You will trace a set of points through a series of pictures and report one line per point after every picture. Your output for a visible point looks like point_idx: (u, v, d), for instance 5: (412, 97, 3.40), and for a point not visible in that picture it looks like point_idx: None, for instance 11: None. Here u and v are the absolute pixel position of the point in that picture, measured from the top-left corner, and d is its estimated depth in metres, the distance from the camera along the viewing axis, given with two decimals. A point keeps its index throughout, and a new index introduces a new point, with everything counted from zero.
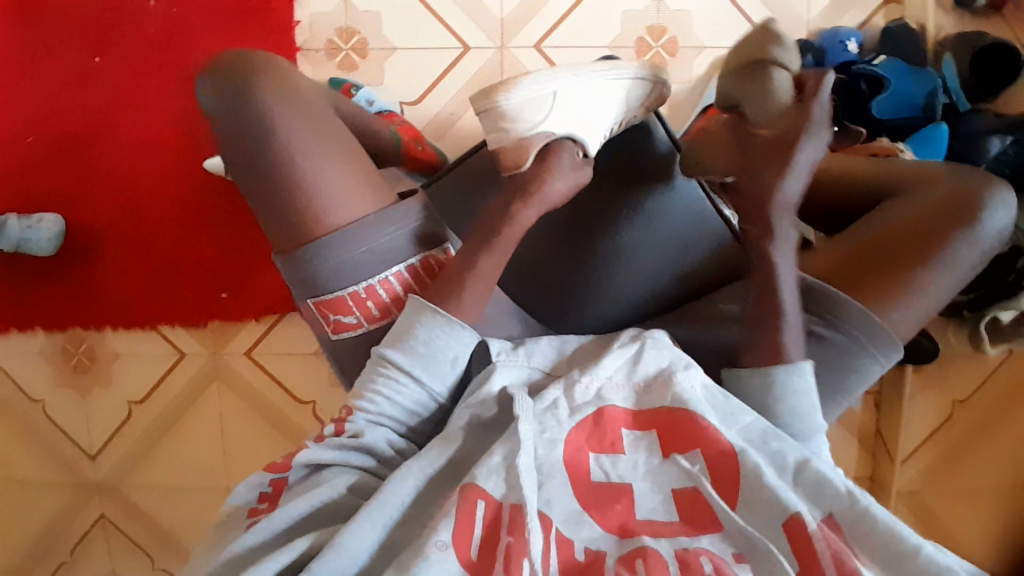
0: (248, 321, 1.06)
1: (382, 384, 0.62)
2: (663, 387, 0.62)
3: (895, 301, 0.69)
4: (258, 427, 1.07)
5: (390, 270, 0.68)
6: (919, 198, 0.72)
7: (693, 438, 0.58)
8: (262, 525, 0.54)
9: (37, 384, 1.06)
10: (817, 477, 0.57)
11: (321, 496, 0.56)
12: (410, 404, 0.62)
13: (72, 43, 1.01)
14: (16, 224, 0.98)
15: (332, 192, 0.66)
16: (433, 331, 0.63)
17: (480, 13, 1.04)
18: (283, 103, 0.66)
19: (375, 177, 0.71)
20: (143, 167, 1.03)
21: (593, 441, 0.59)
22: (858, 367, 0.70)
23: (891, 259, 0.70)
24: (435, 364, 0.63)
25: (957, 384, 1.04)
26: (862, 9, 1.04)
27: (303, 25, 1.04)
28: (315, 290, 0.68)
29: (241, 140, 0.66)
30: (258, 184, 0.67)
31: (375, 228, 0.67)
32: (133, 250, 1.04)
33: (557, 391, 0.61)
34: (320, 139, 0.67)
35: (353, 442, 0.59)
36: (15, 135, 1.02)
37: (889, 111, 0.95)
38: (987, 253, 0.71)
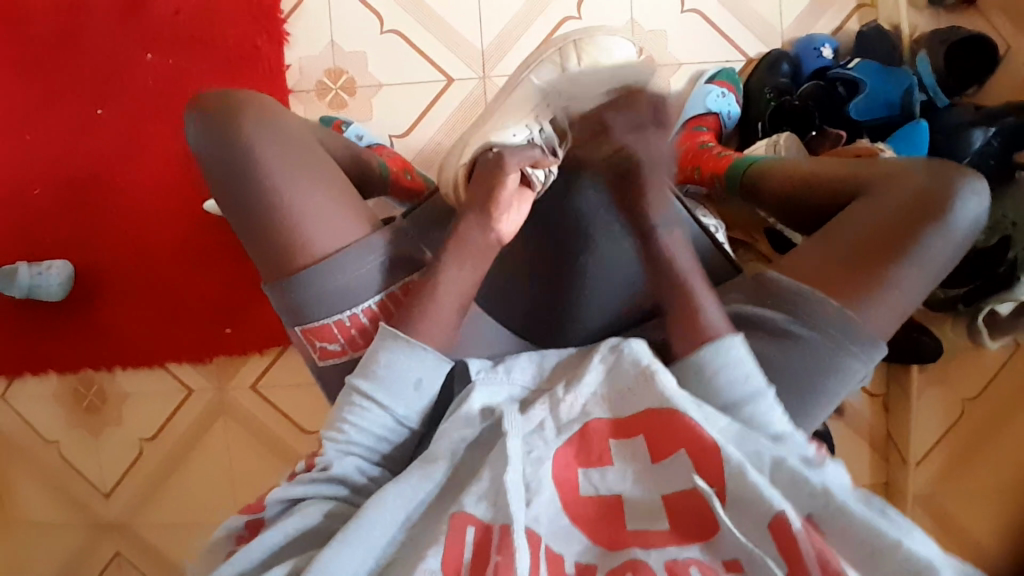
0: (252, 354, 1.09)
1: (349, 412, 0.61)
2: (646, 386, 0.59)
3: (869, 293, 0.68)
4: (264, 458, 1.09)
5: (370, 297, 0.69)
6: (891, 196, 0.71)
7: (676, 436, 0.56)
8: (239, 555, 0.56)
9: (52, 425, 1.10)
10: (794, 476, 0.54)
11: (298, 523, 0.57)
12: (376, 429, 0.61)
13: (77, 99, 1.07)
14: (27, 271, 1.03)
15: (316, 222, 0.68)
16: (395, 354, 0.61)
17: (461, 46, 1.08)
18: (265, 137, 0.69)
19: (358, 205, 0.73)
20: (146, 210, 1.08)
21: (581, 455, 0.58)
22: (838, 367, 0.69)
23: (866, 251, 0.69)
24: (397, 389, 0.61)
25: (964, 381, 1.02)
26: (838, 11, 1.05)
27: (294, 69, 1.09)
28: (300, 320, 0.69)
29: (224, 172, 0.69)
30: (236, 214, 0.69)
31: (353, 256, 0.68)
32: (138, 290, 1.08)
33: (544, 410, 0.60)
34: (301, 167, 0.70)
35: (323, 475, 0.60)
36: (26, 187, 1.08)
37: (866, 112, 0.96)
38: (961, 245, 0.70)
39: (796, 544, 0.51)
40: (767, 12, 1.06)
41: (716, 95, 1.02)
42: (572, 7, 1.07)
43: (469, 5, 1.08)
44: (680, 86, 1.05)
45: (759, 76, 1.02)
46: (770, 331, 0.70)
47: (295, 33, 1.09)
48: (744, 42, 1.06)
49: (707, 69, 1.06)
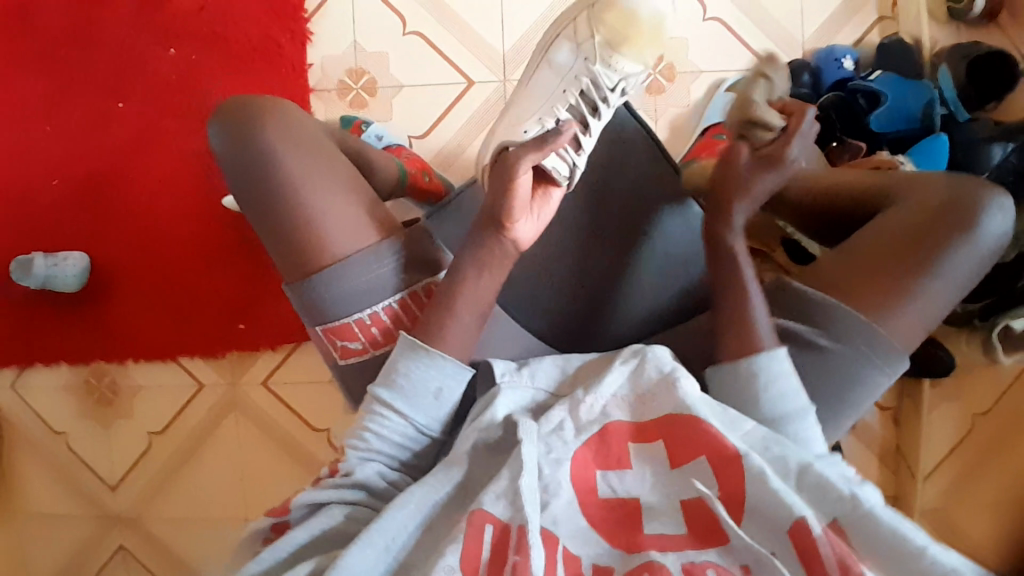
0: (266, 350, 1.09)
1: (370, 422, 0.62)
2: (667, 391, 0.59)
3: (895, 306, 0.68)
4: (274, 456, 1.08)
5: (390, 297, 0.69)
6: (916, 206, 0.71)
7: (697, 444, 0.56)
8: (264, 553, 0.55)
9: (61, 416, 1.09)
10: (819, 481, 0.55)
11: (320, 525, 0.57)
12: (395, 438, 0.62)
13: (98, 91, 1.08)
14: (42, 263, 1.03)
15: (335, 224, 0.68)
16: (414, 363, 0.62)
17: (483, 49, 1.08)
18: (283, 137, 0.69)
19: (376, 205, 0.73)
20: (163, 204, 1.08)
21: (600, 457, 0.57)
22: (861, 376, 0.69)
23: (893, 263, 0.69)
24: (417, 396, 0.62)
25: (976, 395, 1.03)
26: (856, 26, 1.05)
27: (315, 68, 1.09)
28: (322, 319, 0.69)
29: (244, 168, 0.69)
30: (261, 210, 0.69)
31: (375, 255, 0.69)
32: (152, 284, 1.08)
33: (562, 411, 0.59)
34: (319, 168, 0.69)
35: (346, 480, 0.60)
36: (44, 178, 1.08)
37: (886, 124, 0.96)
38: (987, 260, 0.70)
39: (816, 549, 0.51)
40: (788, 24, 1.06)
41: None
42: None
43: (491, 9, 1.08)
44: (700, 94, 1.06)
45: None
46: (797, 342, 0.70)
47: (318, 31, 1.09)
48: (765, 51, 1.06)
49: (727, 78, 1.06)
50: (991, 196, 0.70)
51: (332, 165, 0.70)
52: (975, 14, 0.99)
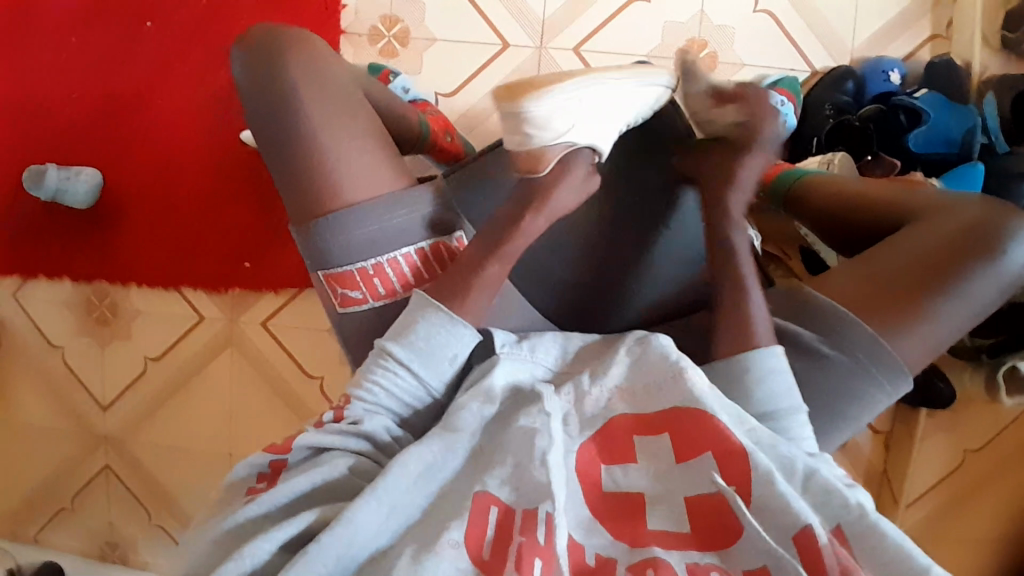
0: (267, 292, 1.08)
1: (377, 373, 0.60)
2: (674, 380, 0.57)
3: (905, 323, 0.68)
4: (266, 398, 1.09)
5: (399, 250, 0.68)
6: (938, 226, 0.71)
7: (704, 436, 0.54)
8: (266, 496, 0.52)
9: (60, 331, 1.10)
10: (825, 487, 0.53)
11: (323, 474, 0.54)
12: (402, 393, 0.60)
13: (127, 7, 1.05)
14: (55, 175, 1.02)
15: (348, 172, 0.67)
16: (435, 328, 0.61)
17: (524, 12, 1.04)
18: (307, 79, 0.67)
19: (393, 159, 0.71)
20: (181, 132, 1.06)
21: (604, 454, 0.56)
22: (861, 393, 0.68)
23: (909, 282, 0.69)
24: (433, 360, 0.60)
25: (970, 431, 1.02)
26: (911, 37, 1.02)
27: (350, 10, 1.05)
28: (324, 265, 0.68)
29: (268, 114, 0.68)
30: (280, 159, 0.68)
31: (388, 205, 0.67)
32: (162, 210, 1.07)
33: (566, 401, 0.59)
34: (339, 114, 0.68)
35: (352, 428, 0.57)
36: (63, 92, 1.06)
37: (925, 145, 0.94)
38: (1004, 289, 0.70)
39: (820, 558, 0.49)
40: (840, 28, 1.03)
41: (776, 103, 0.97)
42: None
43: None
44: None
45: (819, 91, 1.00)
46: (799, 349, 0.69)
47: None
48: (813, 54, 1.03)
49: (769, 74, 1.02)
50: (1015, 225, 0.70)
51: (351, 111, 0.68)
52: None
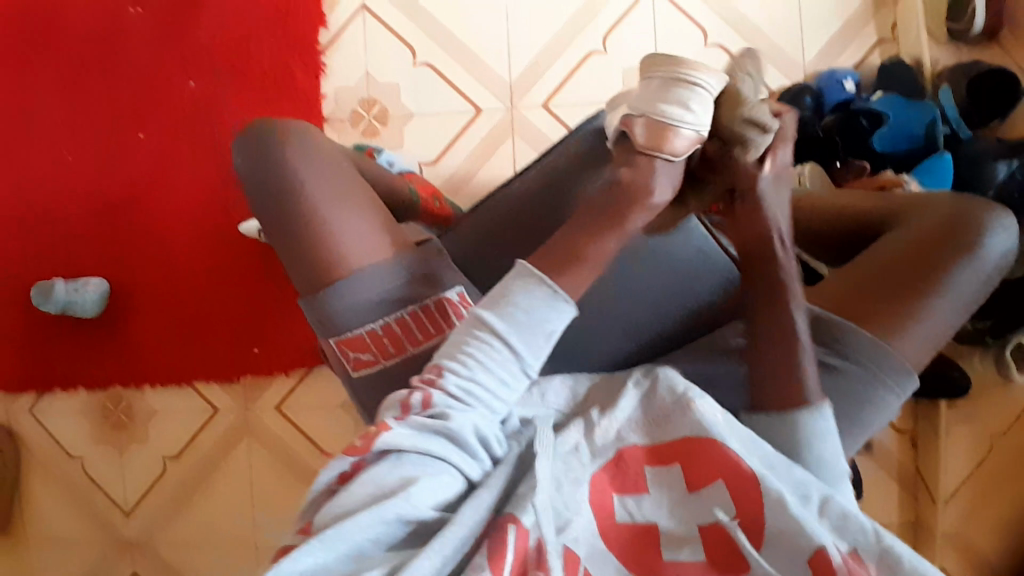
0: (278, 374, 1.11)
1: (471, 347, 0.55)
2: (682, 414, 0.59)
3: (904, 324, 0.69)
4: (287, 482, 1.09)
5: (403, 309, 0.70)
6: (919, 227, 0.73)
7: (714, 463, 0.56)
8: (333, 533, 0.46)
9: (77, 441, 1.10)
10: (842, 511, 0.54)
11: (400, 508, 0.48)
12: (496, 371, 0.55)
13: (121, 122, 1.12)
14: (63, 289, 1.06)
15: (345, 232, 0.70)
16: (534, 304, 0.56)
17: (491, 78, 1.11)
18: (300, 151, 0.72)
19: (387, 220, 0.75)
20: (181, 231, 1.11)
21: (618, 480, 0.57)
22: (872, 396, 0.69)
23: (901, 282, 0.70)
24: (531, 336, 0.55)
25: (993, 415, 1.00)
26: (859, 46, 1.07)
27: (330, 98, 1.12)
28: (334, 331, 0.71)
29: (262, 189, 0.72)
30: (278, 229, 0.72)
31: (389, 269, 0.71)
32: (169, 309, 1.10)
33: (576, 434, 0.59)
34: (332, 180, 0.72)
35: (438, 425, 0.53)
36: (65, 208, 1.12)
37: (888, 144, 0.97)
38: (989, 277, 0.72)
39: None
40: (790, 48, 1.08)
41: None
42: (597, 42, 1.10)
43: (497, 38, 1.11)
44: None
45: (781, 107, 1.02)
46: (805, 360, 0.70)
47: (332, 64, 1.12)
48: (768, 76, 1.08)
49: None
50: (992, 217, 0.73)
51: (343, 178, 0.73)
52: (975, 36, 1.01)
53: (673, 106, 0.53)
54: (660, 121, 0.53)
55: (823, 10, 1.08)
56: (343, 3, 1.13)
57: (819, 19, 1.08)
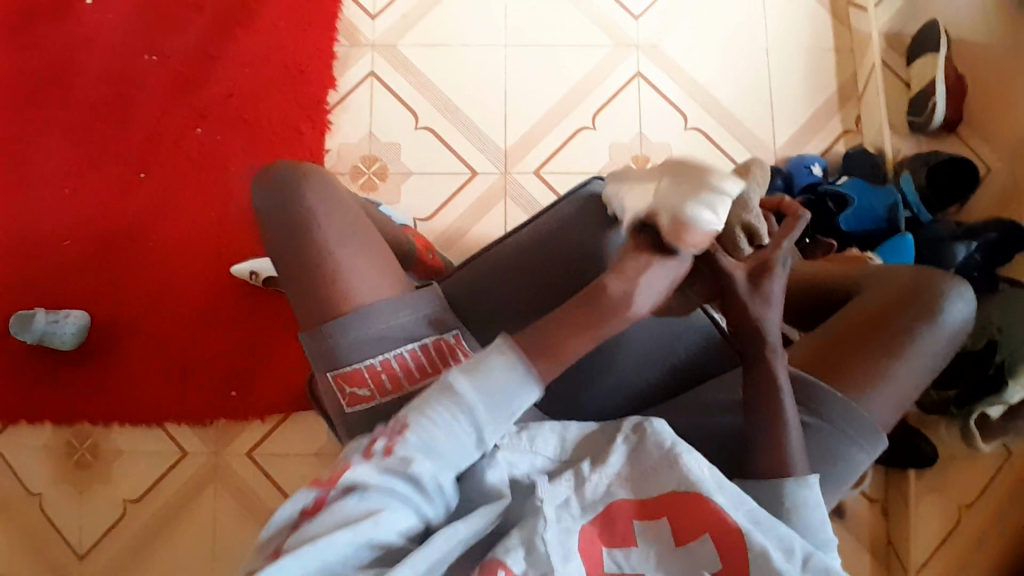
0: (254, 420, 1.08)
1: (439, 409, 0.55)
2: (670, 468, 0.58)
3: (870, 386, 0.69)
4: (252, 535, 1.04)
5: (404, 345, 0.69)
6: (884, 294, 0.75)
7: (700, 518, 0.56)
8: (304, 552, 0.48)
9: (38, 478, 1.06)
10: (825, 568, 0.55)
11: (368, 532, 0.50)
12: (460, 436, 0.55)
13: (125, 163, 1.16)
14: (43, 319, 1.06)
15: (355, 274, 0.69)
16: (506, 379, 0.55)
17: (487, 145, 1.18)
18: (315, 193, 0.72)
19: (393, 267, 0.74)
20: (171, 269, 1.12)
21: (607, 534, 0.56)
22: (842, 456, 0.68)
23: (868, 345, 0.71)
24: (499, 411, 0.55)
25: (960, 486, 1.04)
26: (825, 137, 1.18)
27: (333, 153, 1.17)
28: (333, 364, 0.67)
29: (275, 226, 0.71)
30: (288, 265, 0.70)
31: (393, 307, 0.69)
32: (148, 346, 1.09)
33: (567, 486, 0.58)
34: (345, 223, 0.72)
35: (401, 470, 0.54)
36: (57, 240, 1.13)
37: (856, 223, 1.04)
38: (950, 344, 0.73)
39: None
40: (762, 135, 1.18)
41: None
42: (588, 118, 1.18)
43: (496, 109, 1.19)
44: None
45: None
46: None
47: (338, 122, 1.18)
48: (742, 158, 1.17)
49: None
50: (951, 286, 0.74)
51: (356, 222, 0.72)
52: (935, 127, 1.09)
53: (702, 209, 0.55)
54: (685, 219, 0.56)
55: (792, 103, 1.19)
56: (353, 69, 1.21)
57: (788, 110, 1.19)
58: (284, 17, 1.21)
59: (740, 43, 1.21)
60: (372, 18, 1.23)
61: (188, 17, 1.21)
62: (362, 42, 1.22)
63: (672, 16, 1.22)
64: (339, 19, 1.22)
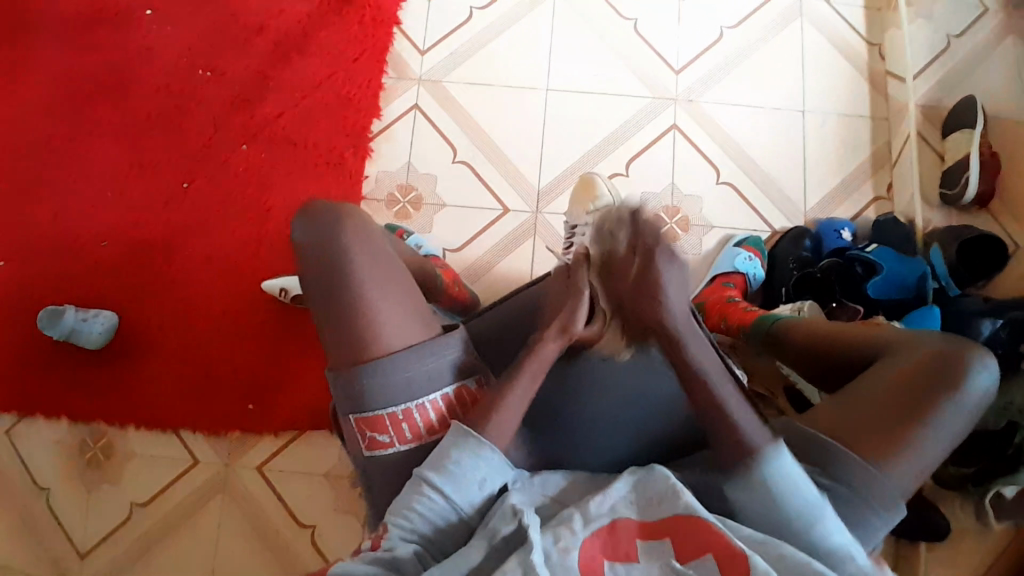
0: (267, 435, 1.09)
1: (416, 501, 0.62)
2: (673, 498, 0.60)
3: (892, 455, 0.67)
4: (255, 549, 1.04)
5: (428, 396, 0.69)
6: (905, 361, 0.73)
7: (701, 541, 0.57)
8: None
9: (50, 473, 1.08)
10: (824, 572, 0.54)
11: None
12: (437, 519, 0.62)
13: (167, 172, 1.19)
14: (72, 316, 1.07)
15: (389, 318, 0.69)
16: (465, 453, 0.64)
17: (521, 183, 1.20)
18: (354, 233, 0.72)
19: (424, 309, 0.74)
20: (201, 278, 1.14)
21: (608, 549, 0.58)
22: (862, 522, 0.67)
23: (888, 414, 0.69)
24: (464, 484, 0.63)
25: (969, 563, 1.02)
26: (856, 201, 1.19)
27: (370, 179, 1.20)
28: (357, 408, 0.69)
29: (313, 262, 0.71)
30: (322, 298, 0.70)
31: (419, 354, 0.69)
32: (170, 352, 1.11)
33: (572, 509, 0.61)
34: (381, 265, 0.71)
35: (385, 556, 0.59)
36: (93, 239, 1.16)
37: (882, 292, 1.04)
38: (973, 418, 0.70)
39: None
40: (793, 195, 1.20)
41: (743, 258, 1.12)
42: (621, 166, 1.20)
43: (533, 150, 1.21)
44: (711, 246, 1.17)
45: (783, 247, 1.14)
46: None
47: (379, 150, 1.21)
48: (772, 217, 1.19)
49: (736, 235, 1.17)
50: (975, 355, 0.71)
51: (391, 266, 0.72)
52: (965, 202, 1.10)
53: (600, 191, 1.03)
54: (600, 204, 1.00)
55: (826, 167, 1.21)
56: (397, 101, 1.24)
57: (821, 174, 1.20)
58: (337, 46, 1.25)
59: (776, 104, 1.23)
60: (421, 53, 1.26)
61: (243, 38, 1.25)
62: (409, 75, 1.25)
63: (713, 74, 1.25)
64: (389, 52, 1.26)
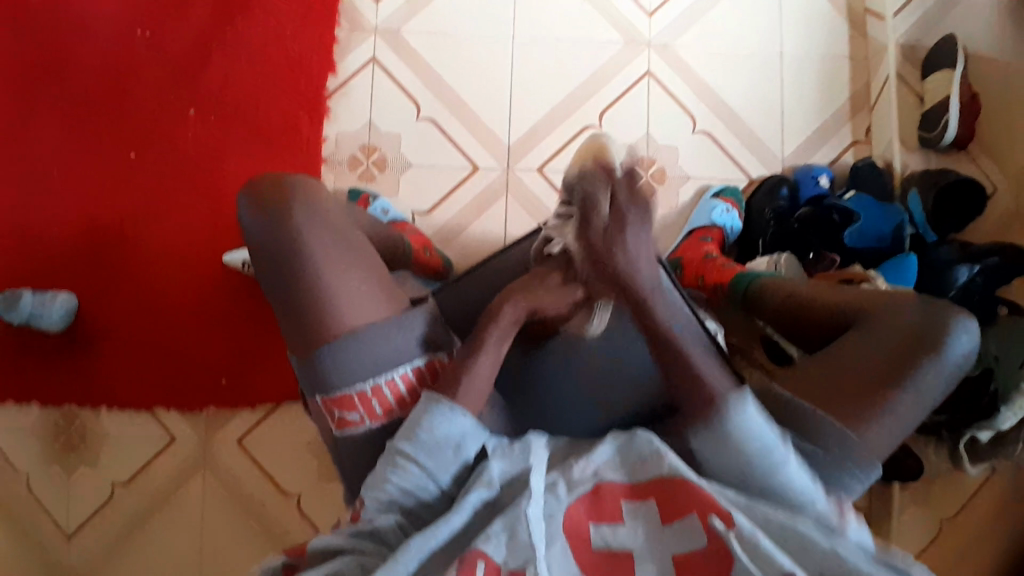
0: (243, 408, 1.08)
1: (392, 472, 0.60)
2: (658, 461, 0.59)
3: (871, 418, 0.67)
4: (241, 521, 1.05)
5: (394, 370, 0.67)
6: (885, 326, 0.72)
7: (685, 499, 0.56)
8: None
9: (26, 459, 1.07)
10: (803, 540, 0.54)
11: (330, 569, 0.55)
12: (413, 487, 0.60)
13: (117, 142, 1.13)
14: (30, 299, 1.03)
15: (348, 295, 0.67)
16: (436, 417, 0.61)
17: (490, 139, 1.15)
18: (304, 208, 0.68)
19: (385, 281, 0.72)
20: (162, 252, 1.10)
21: (593, 512, 0.57)
22: (840, 486, 0.66)
23: (867, 377, 0.69)
24: (436, 452, 0.60)
25: (944, 501, 1.04)
26: (835, 145, 1.16)
27: (331, 140, 1.15)
28: (323, 388, 0.67)
29: (263, 243, 0.68)
30: (277, 282, 0.67)
31: (383, 330, 0.67)
32: (137, 331, 1.08)
33: (555, 473, 0.60)
34: (336, 239, 0.68)
35: (366, 528, 0.59)
36: (45, 216, 1.11)
37: (859, 240, 1.02)
38: (954, 380, 0.70)
39: None
40: (769, 142, 1.16)
41: (720, 210, 1.09)
42: (593, 118, 1.16)
43: (500, 104, 1.16)
44: (687, 199, 1.15)
45: (758, 199, 1.10)
46: None
47: (337, 109, 1.16)
48: (748, 165, 1.16)
49: (712, 185, 1.15)
50: (956, 319, 0.71)
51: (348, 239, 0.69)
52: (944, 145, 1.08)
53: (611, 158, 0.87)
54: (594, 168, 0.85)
55: (804, 111, 1.17)
56: (354, 55, 1.18)
57: (798, 118, 1.17)
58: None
59: (750, 46, 1.18)
60: (375, 2, 1.19)
61: None
62: (365, 27, 1.19)
63: (683, 16, 1.19)
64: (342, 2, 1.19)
